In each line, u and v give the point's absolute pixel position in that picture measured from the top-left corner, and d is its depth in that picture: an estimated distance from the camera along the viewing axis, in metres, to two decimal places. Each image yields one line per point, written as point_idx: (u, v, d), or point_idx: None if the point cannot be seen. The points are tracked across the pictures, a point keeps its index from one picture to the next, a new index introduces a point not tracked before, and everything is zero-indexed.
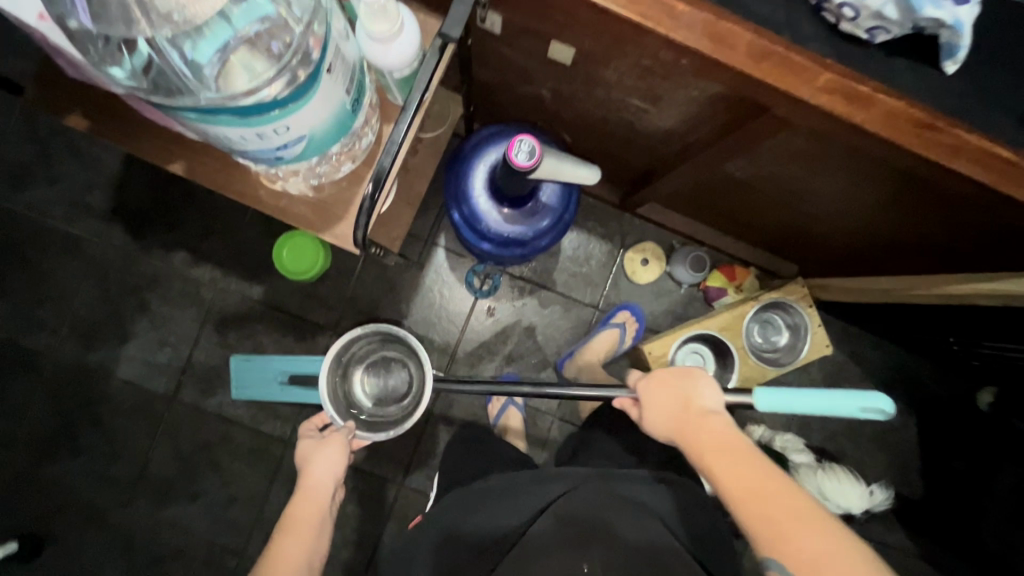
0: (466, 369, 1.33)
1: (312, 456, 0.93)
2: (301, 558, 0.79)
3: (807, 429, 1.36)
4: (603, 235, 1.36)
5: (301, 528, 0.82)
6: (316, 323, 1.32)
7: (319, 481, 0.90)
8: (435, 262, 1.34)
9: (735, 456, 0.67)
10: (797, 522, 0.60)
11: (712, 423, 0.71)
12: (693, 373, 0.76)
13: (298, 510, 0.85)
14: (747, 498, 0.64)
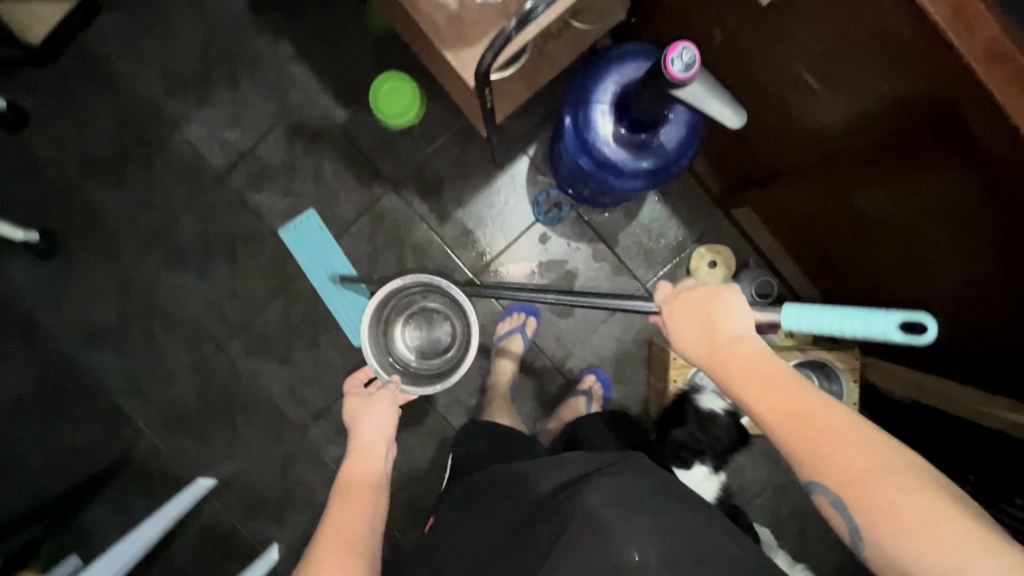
0: (494, 282, 1.31)
1: (362, 413, 0.98)
2: (362, 523, 0.83)
3: (781, 497, 1.31)
4: (685, 220, 1.29)
5: (357, 491, 0.87)
6: (380, 171, 1.30)
7: (371, 438, 0.95)
8: (515, 168, 1.29)
9: (784, 392, 0.60)
10: (866, 466, 0.54)
11: (742, 351, 0.64)
12: (719, 292, 0.67)
13: (350, 470, 0.90)
14: (788, 430, 0.58)
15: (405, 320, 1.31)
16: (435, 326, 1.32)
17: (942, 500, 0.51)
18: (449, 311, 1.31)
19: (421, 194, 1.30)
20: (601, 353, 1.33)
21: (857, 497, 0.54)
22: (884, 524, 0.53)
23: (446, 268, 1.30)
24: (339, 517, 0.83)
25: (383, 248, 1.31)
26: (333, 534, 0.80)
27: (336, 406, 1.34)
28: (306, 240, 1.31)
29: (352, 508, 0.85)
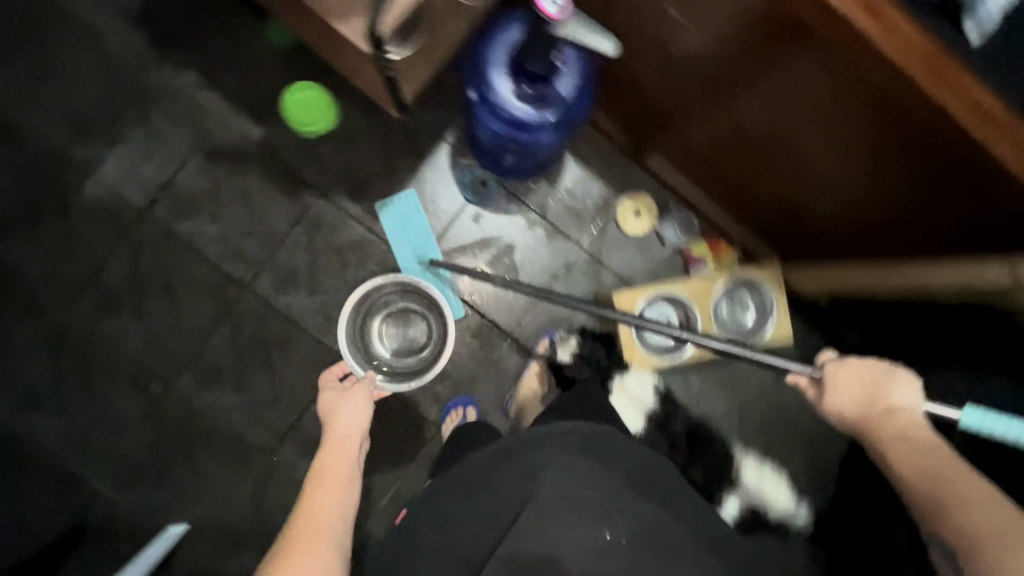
0: (437, 267, 1.34)
1: (337, 407, 0.96)
2: (334, 501, 0.80)
3: (744, 419, 1.39)
4: (605, 177, 1.38)
5: (333, 480, 0.82)
6: (307, 180, 1.32)
7: (345, 433, 0.92)
8: (437, 156, 1.34)
9: (933, 459, 0.72)
10: (986, 520, 0.64)
11: (918, 429, 0.77)
12: (891, 372, 0.82)
13: (327, 458, 0.86)
14: (921, 483, 0.71)
15: (385, 315, 1.32)
16: (416, 325, 1.32)
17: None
18: (430, 312, 1.32)
19: (352, 195, 1.33)
20: (553, 317, 1.38)
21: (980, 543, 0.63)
22: (972, 558, 0.63)
23: (389, 263, 1.33)
24: (311, 507, 0.78)
25: (324, 254, 1.32)
26: (304, 529, 0.74)
27: (302, 421, 1.31)
28: (403, 219, 1.33)
29: (325, 498, 0.79)
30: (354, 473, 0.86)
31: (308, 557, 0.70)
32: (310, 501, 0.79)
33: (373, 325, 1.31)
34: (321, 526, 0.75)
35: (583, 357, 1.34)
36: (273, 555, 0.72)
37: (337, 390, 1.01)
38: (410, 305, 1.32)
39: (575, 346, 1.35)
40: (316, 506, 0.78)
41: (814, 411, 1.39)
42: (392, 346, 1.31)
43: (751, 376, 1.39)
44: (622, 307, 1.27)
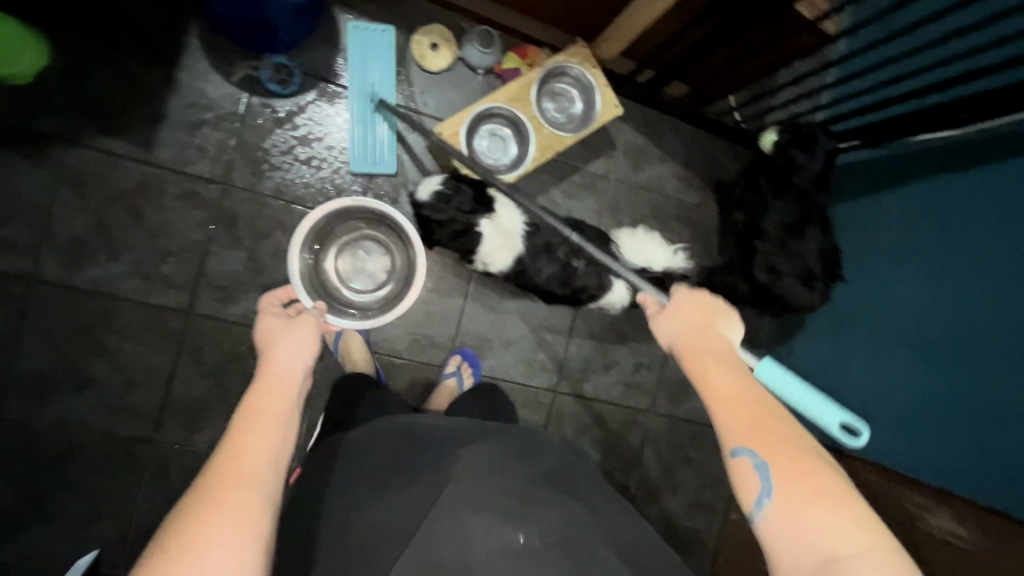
0: (247, 179, 1.19)
1: (278, 340, 0.73)
2: (265, 451, 0.59)
3: (616, 216, 1.41)
4: (385, 19, 1.25)
5: (266, 422, 0.62)
6: (46, 134, 1.11)
7: (286, 367, 0.70)
8: (189, 54, 1.16)
9: (741, 389, 0.61)
10: (789, 445, 0.56)
11: (732, 357, 0.66)
12: (726, 311, 0.72)
13: (257, 396, 0.64)
14: (744, 414, 0.59)
15: (337, 250, 1.21)
16: (376, 257, 1.23)
17: (850, 488, 0.54)
18: (390, 243, 1.23)
19: (109, 133, 1.13)
20: (396, 183, 1.27)
21: (779, 463, 0.55)
22: (799, 488, 0.54)
23: (190, 193, 1.17)
24: (237, 451, 0.58)
25: (108, 209, 1.14)
26: (223, 475, 0.55)
27: (172, 394, 1.17)
28: (369, 48, 1.22)
29: (257, 441, 0.59)
30: (295, 416, 0.66)
31: (226, 509, 0.52)
32: (239, 442, 0.59)
33: (326, 262, 1.19)
34: (251, 473, 0.56)
35: (441, 205, 1.06)
36: (184, 500, 0.53)
37: (281, 317, 0.78)
38: (366, 235, 1.22)
39: (438, 184, 1.08)
40: (242, 450, 0.58)
41: (672, 183, 1.44)
42: (352, 282, 1.22)
43: (607, 171, 1.40)
44: (449, 141, 1.16)
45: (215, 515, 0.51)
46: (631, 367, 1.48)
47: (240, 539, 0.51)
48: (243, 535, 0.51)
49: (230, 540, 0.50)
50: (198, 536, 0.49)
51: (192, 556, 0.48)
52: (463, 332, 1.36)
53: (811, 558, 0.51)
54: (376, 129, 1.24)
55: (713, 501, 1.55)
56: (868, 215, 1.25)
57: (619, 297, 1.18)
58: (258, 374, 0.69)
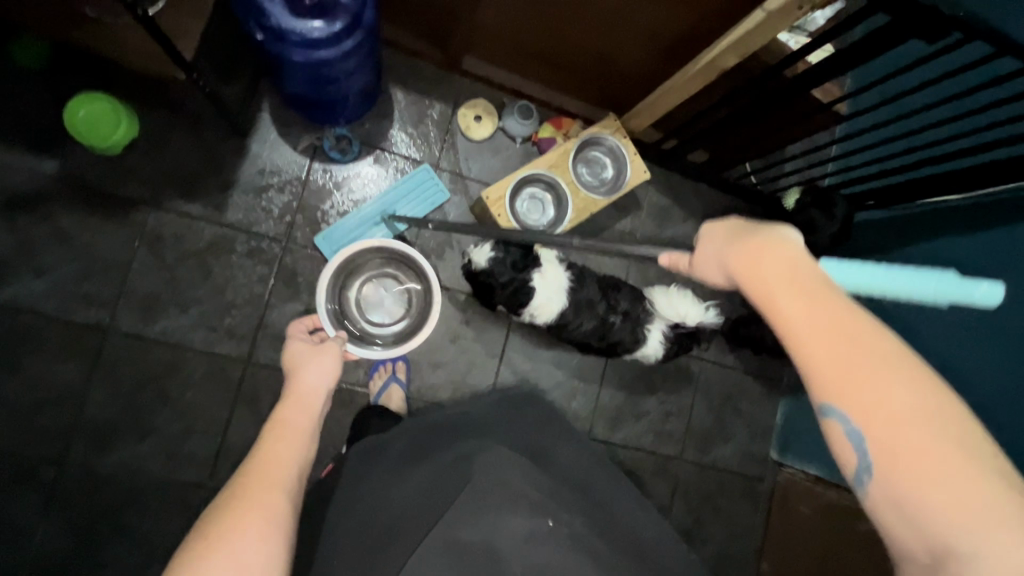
0: (307, 237, 1.29)
1: (300, 362, 0.82)
2: (292, 459, 0.68)
3: (644, 269, 1.50)
4: (434, 95, 1.39)
5: (291, 432, 0.72)
6: (131, 198, 1.21)
7: (311, 388, 0.80)
8: (260, 126, 1.28)
9: (828, 343, 0.49)
10: (891, 410, 0.47)
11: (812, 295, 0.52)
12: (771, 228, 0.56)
13: (284, 411, 0.74)
14: (828, 374, 0.49)
15: (363, 284, 1.30)
16: (395, 293, 1.32)
17: (988, 460, 0.45)
18: (410, 284, 1.32)
19: (185, 197, 1.24)
20: (440, 240, 1.37)
21: (884, 438, 0.47)
22: (908, 470, 0.46)
23: (255, 251, 1.27)
24: (265, 458, 0.67)
25: (180, 266, 1.23)
26: (251, 479, 0.64)
27: (227, 441, 1.22)
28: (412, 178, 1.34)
29: (282, 448, 0.69)
30: (314, 430, 0.76)
31: (254, 505, 0.61)
32: (266, 450, 0.68)
33: (348, 294, 1.29)
34: (276, 480, 0.65)
35: (496, 269, 1.14)
36: (214, 504, 0.62)
37: (308, 342, 0.87)
38: (388, 272, 1.31)
39: (490, 251, 1.15)
40: (270, 458, 0.67)
41: (695, 239, 1.54)
42: (371, 314, 1.30)
43: (634, 228, 1.51)
44: (495, 203, 1.26)
45: (241, 516, 0.59)
46: (659, 416, 1.53)
47: (264, 533, 0.59)
48: (265, 528, 0.59)
49: (256, 534, 0.58)
50: (229, 530, 0.58)
51: (224, 546, 0.56)
52: (501, 380, 1.42)
53: (927, 546, 0.45)
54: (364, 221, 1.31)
55: (744, 552, 1.56)
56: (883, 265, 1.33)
57: (653, 350, 1.26)
58: (286, 393, 0.79)
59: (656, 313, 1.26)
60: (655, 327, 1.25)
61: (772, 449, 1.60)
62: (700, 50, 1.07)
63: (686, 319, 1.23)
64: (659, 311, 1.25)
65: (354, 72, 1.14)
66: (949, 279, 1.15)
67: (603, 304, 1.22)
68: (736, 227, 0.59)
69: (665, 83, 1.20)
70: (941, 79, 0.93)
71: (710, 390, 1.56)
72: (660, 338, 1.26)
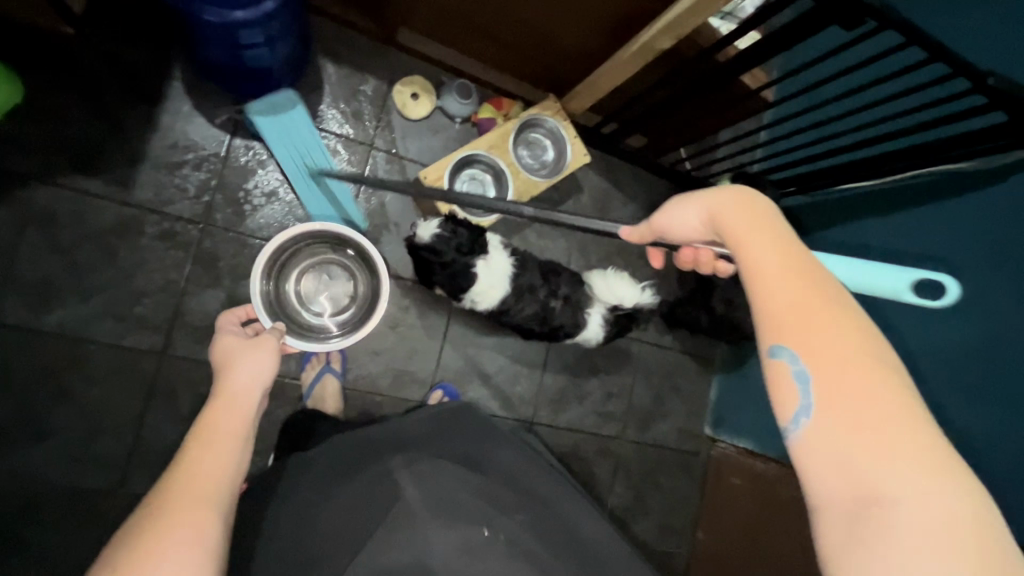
0: (228, 218, 1.20)
1: (233, 355, 0.72)
2: (222, 473, 0.59)
3: (585, 253, 1.52)
4: (368, 69, 1.32)
5: (219, 442, 0.61)
6: (16, 173, 1.07)
7: (244, 385, 0.69)
8: (171, 96, 1.16)
9: (787, 288, 0.51)
10: (836, 353, 0.48)
11: (784, 248, 0.54)
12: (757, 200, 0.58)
13: (212, 413, 0.64)
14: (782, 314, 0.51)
15: (303, 274, 1.22)
16: (338, 282, 1.25)
17: (920, 423, 0.46)
18: (353, 271, 1.26)
19: (84, 173, 1.11)
20: (377, 223, 1.32)
21: (827, 380, 0.48)
22: (841, 418, 0.46)
23: (169, 233, 1.16)
24: (190, 472, 0.58)
25: (79, 249, 1.10)
26: (174, 495, 0.55)
27: (140, 441, 1.12)
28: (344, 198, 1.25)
29: (209, 463, 0.59)
30: (249, 437, 0.65)
31: (178, 526, 0.52)
32: (193, 461, 0.59)
33: (287, 286, 1.20)
34: (205, 495, 0.56)
35: (438, 248, 1.11)
36: (134, 520, 0.54)
37: (239, 335, 0.77)
38: (329, 260, 1.24)
39: (437, 228, 1.11)
40: (196, 471, 0.58)
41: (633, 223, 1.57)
42: (314, 306, 1.23)
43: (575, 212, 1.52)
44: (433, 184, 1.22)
45: (165, 532, 0.52)
46: (601, 397, 1.55)
47: (190, 560, 0.51)
48: (192, 552, 0.52)
49: (178, 561, 0.51)
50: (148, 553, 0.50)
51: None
52: (443, 366, 1.39)
53: (849, 492, 0.45)
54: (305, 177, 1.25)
55: (682, 524, 1.62)
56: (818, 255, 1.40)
57: (593, 334, 1.27)
58: (214, 392, 0.68)
59: (594, 298, 1.26)
60: (596, 311, 1.26)
61: (705, 425, 1.67)
62: (640, 29, 1.07)
63: (624, 302, 1.25)
64: (597, 295, 1.26)
65: (277, 39, 1.05)
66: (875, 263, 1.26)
67: (544, 290, 1.22)
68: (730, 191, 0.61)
69: (603, 65, 1.19)
70: (859, 66, 0.98)
71: (649, 370, 1.60)
72: (599, 322, 1.26)
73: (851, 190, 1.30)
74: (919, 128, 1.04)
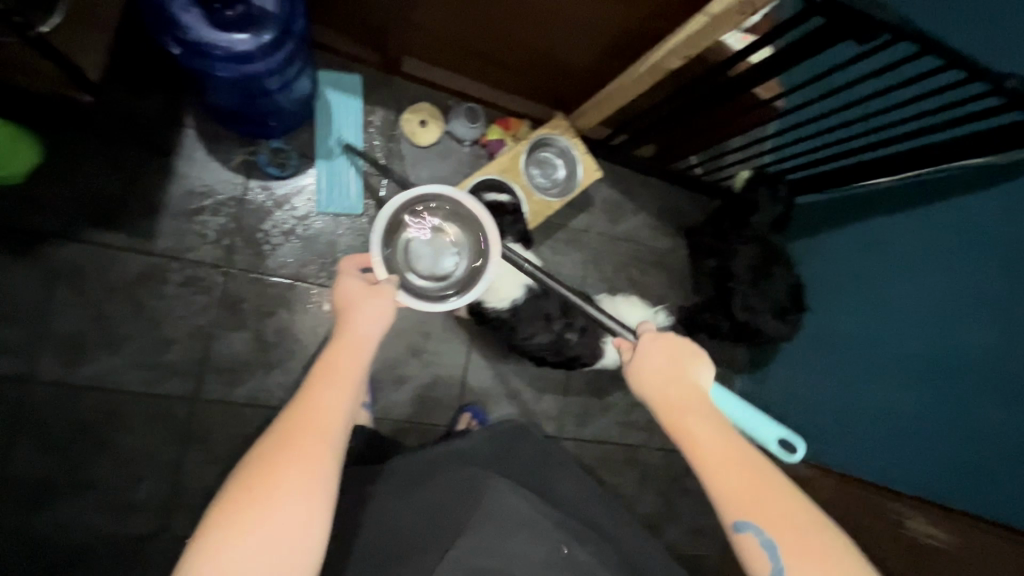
0: (250, 259, 1.21)
1: (353, 303, 0.75)
2: (341, 409, 0.65)
3: (600, 265, 1.53)
4: (374, 100, 1.32)
5: (339, 380, 0.67)
6: (41, 232, 1.09)
7: (362, 331, 0.73)
8: (185, 143, 1.17)
9: (727, 458, 0.66)
10: (780, 516, 0.62)
11: (713, 419, 0.70)
12: (688, 356, 0.76)
13: (332, 355, 0.69)
14: (727, 487, 0.65)
15: (412, 235, 1.05)
16: (450, 240, 1.06)
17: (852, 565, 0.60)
18: (461, 226, 1.06)
19: (106, 227, 1.12)
20: None
21: (785, 540, 0.61)
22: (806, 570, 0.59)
23: (194, 279, 1.18)
24: (310, 406, 0.63)
25: (109, 302, 1.12)
26: (293, 426, 0.61)
27: (180, 485, 1.14)
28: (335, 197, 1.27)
29: (328, 399, 0.65)
30: (362, 382, 0.70)
31: (297, 461, 0.58)
32: (311, 399, 0.64)
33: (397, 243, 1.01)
34: (322, 433, 0.61)
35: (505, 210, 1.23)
36: (264, 443, 0.60)
37: (360, 281, 0.77)
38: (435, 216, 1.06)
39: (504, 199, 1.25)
40: (315, 406, 0.64)
41: (645, 232, 1.58)
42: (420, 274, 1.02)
43: (588, 225, 1.53)
44: None
45: (281, 469, 0.58)
46: (626, 406, 1.57)
47: (308, 488, 0.58)
48: (312, 486, 0.58)
49: (299, 496, 0.57)
50: (273, 494, 0.56)
51: (267, 505, 0.55)
52: (469, 388, 1.40)
53: None
54: (343, 172, 1.27)
55: (711, 526, 1.64)
56: (825, 254, 1.41)
57: (612, 361, 1.28)
58: (335, 336, 0.72)
59: (609, 326, 1.25)
60: (613, 337, 1.24)
61: None
62: (647, 49, 1.07)
63: (636, 323, 1.27)
64: (611, 322, 1.25)
65: (290, 81, 1.06)
66: (879, 255, 1.28)
67: (558, 321, 1.22)
68: (667, 345, 0.77)
69: (610, 84, 1.19)
70: (872, 76, 0.97)
71: None
72: (616, 346, 1.25)
73: (863, 188, 1.30)
74: (936, 130, 1.04)
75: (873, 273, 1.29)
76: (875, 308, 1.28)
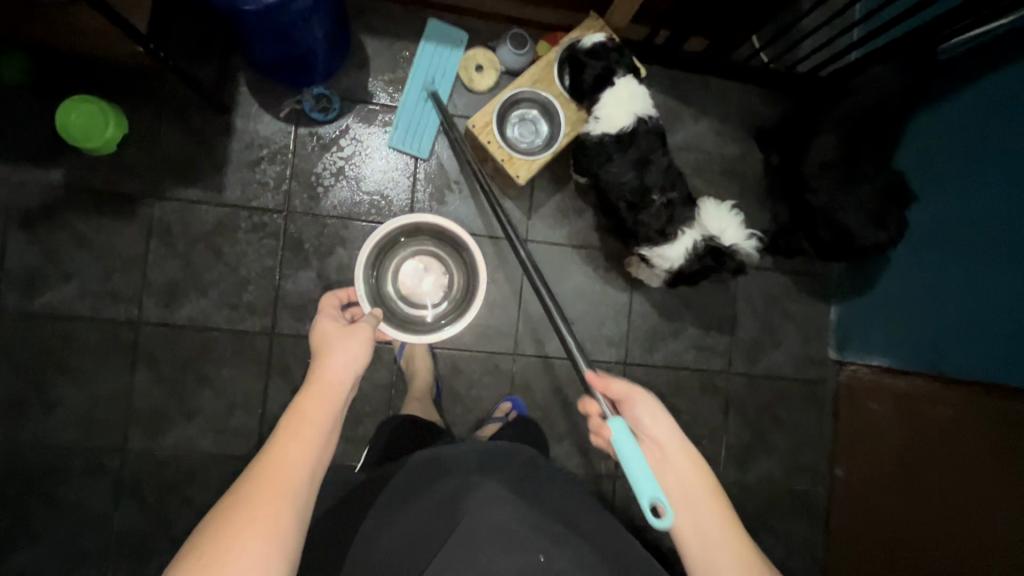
0: (306, 204, 1.29)
1: (329, 343, 0.78)
2: (305, 461, 0.65)
3: None
4: (406, 34, 1.33)
5: (307, 430, 0.67)
6: (134, 194, 1.24)
7: (337, 373, 0.74)
8: (241, 101, 1.27)
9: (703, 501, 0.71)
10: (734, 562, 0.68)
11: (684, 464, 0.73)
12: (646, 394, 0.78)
13: (304, 400, 0.70)
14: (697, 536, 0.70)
15: (395, 271, 1.23)
16: (433, 273, 1.24)
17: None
18: (441, 256, 1.25)
19: (184, 184, 1.26)
20: (439, 184, 1.33)
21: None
22: None
23: (261, 226, 1.28)
24: (277, 458, 0.64)
25: (193, 251, 1.26)
26: (257, 484, 0.62)
27: (267, 412, 1.26)
28: (409, 125, 1.31)
29: (294, 451, 0.65)
30: (336, 425, 0.70)
31: (254, 524, 0.59)
32: (278, 449, 0.65)
33: (387, 272, 1.22)
34: (282, 488, 0.62)
35: (597, 52, 1.11)
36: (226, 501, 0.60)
37: (336, 321, 0.82)
38: (416, 251, 1.24)
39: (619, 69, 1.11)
40: (282, 458, 0.64)
41: (707, 138, 1.44)
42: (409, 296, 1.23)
43: None
44: (482, 131, 1.19)
45: (240, 533, 0.58)
46: (700, 330, 1.45)
47: (261, 551, 0.58)
48: (266, 547, 0.58)
49: (255, 555, 0.57)
50: (227, 551, 0.57)
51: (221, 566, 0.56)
52: (526, 317, 1.38)
53: None
54: (423, 113, 1.30)
55: (814, 460, 1.47)
56: (942, 135, 1.19)
57: (674, 255, 1.11)
58: (310, 377, 0.74)
59: (695, 219, 1.12)
60: (689, 234, 1.11)
61: (829, 348, 1.48)
62: None
63: (721, 237, 1.11)
64: (700, 220, 1.12)
65: (310, 17, 1.07)
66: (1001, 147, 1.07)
67: (654, 179, 1.10)
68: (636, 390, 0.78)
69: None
70: None
71: (751, 296, 1.46)
72: (688, 246, 1.11)
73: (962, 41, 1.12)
74: None
75: (992, 173, 1.09)
76: (995, 218, 1.09)
